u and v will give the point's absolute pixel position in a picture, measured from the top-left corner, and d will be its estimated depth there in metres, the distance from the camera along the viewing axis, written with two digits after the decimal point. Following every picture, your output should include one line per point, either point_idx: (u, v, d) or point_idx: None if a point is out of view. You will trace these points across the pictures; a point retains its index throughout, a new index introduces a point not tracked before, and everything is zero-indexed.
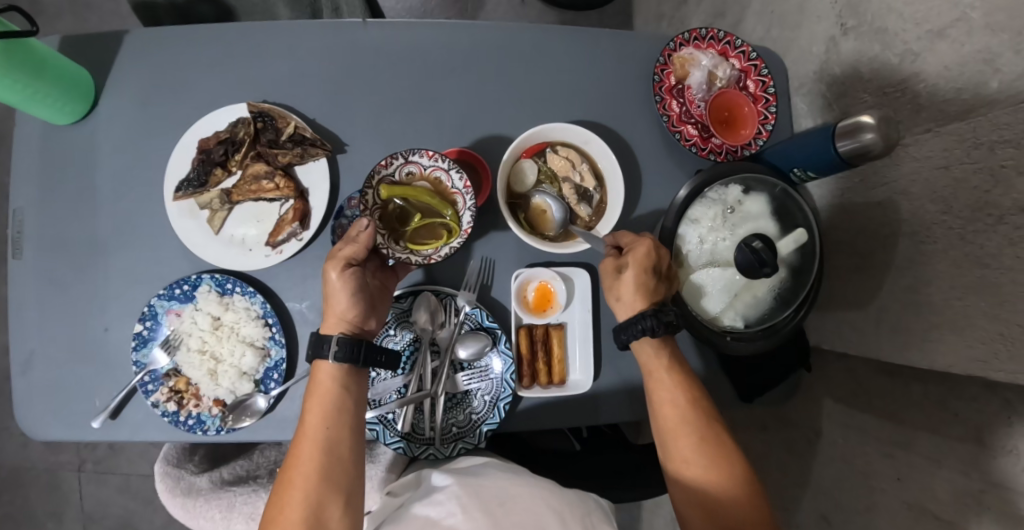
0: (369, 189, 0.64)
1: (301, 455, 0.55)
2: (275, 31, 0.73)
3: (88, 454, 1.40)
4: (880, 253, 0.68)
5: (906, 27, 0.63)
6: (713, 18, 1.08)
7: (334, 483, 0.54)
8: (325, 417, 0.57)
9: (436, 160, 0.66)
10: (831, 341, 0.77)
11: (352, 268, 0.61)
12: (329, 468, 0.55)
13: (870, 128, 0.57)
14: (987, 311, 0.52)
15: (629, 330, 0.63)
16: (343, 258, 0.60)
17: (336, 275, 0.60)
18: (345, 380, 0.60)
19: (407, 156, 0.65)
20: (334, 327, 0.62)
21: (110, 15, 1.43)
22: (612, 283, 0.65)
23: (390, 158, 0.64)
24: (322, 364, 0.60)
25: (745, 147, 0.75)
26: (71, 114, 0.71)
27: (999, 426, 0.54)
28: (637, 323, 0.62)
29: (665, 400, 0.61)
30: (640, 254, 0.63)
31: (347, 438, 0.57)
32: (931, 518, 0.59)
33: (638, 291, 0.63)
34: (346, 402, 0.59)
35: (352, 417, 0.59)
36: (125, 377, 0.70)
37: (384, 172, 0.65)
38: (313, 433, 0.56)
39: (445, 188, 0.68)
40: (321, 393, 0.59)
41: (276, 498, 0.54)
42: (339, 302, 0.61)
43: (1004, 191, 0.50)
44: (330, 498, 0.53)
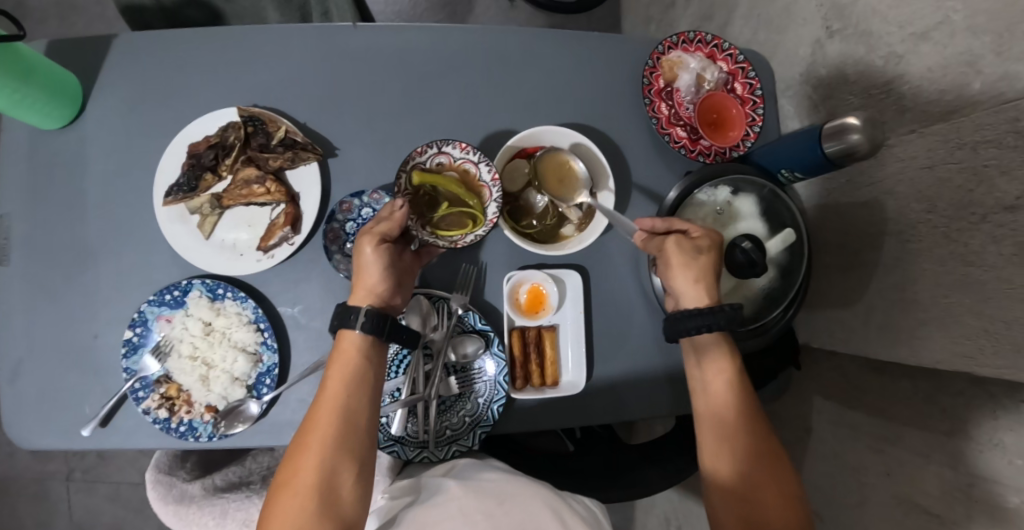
0: (402, 173, 0.65)
1: (320, 421, 0.55)
2: (265, 35, 0.73)
3: (77, 462, 1.38)
4: (867, 252, 0.69)
5: (890, 29, 0.64)
6: (700, 21, 1.09)
7: (350, 451, 0.55)
8: (348, 387, 0.57)
9: (468, 153, 0.67)
10: (820, 339, 0.78)
11: (387, 244, 0.61)
12: (346, 437, 0.55)
13: (855, 129, 0.57)
14: (972, 308, 0.53)
15: (710, 315, 0.60)
16: (378, 233, 0.61)
17: (371, 249, 0.60)
18: (369, 352, 0.60)
19: (440, 146, 0.66)
20: (362, 299, 0.61)
21: (97, 19, 1.43)
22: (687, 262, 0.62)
23: (426, 146, 0.65)
24: (347, 334, 0.59)
25: (734, 148, 0.76)
26: (59, 119, 0.71)
27: (985, 420, 0.55)
28: (724, 309, 0.60)
29: (721, 407, 0.61)
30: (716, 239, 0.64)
31: (366, 410, 0.57)
32: (920, 513, 0.60)
33: (710, 278, 0.63)
34: (368, 373, 0.59)
35: (373, 389, 0.59)
36: (115, 384, 0.69)
37: (417, 159, 0.66)
38: (332, 399, 0.56)
39: (472, 179, 0.68)
40: (345, 362, 0.58)
41: (290, 459, 0.54)
42: (370, 275, 0.60)
43: (987, 190, 0.51)
44: (344, 466, 0.54)
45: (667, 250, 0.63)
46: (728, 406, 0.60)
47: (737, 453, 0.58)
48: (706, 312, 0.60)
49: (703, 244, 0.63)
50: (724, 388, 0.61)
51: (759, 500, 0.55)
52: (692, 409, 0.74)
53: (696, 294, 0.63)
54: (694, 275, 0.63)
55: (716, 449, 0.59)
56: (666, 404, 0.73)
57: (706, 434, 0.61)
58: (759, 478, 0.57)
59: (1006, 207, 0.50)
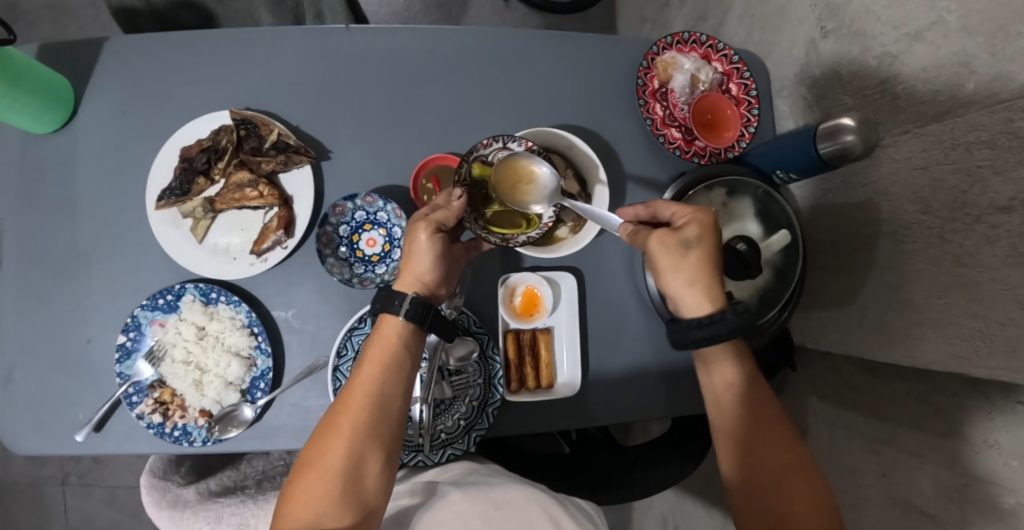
0: (465, 164, 0.64)
1: (353, 405, 0.55)
2: (258, 37, 0.73)
3: (72, 466, 1.38)
4: (861, 252, 0.69)
5: (884, 29, 0.64)
6: (695, 21, 1.09)
7: (378, 439, 0.54)
8: (383, 373, 0.56)
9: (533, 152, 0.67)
10: (815, 340, 0.78)
11: (440, 233, 0.61)
12: (376, 424, 0.54)
13: (850, 130, 0.57)
14: (966, 309, 0.53)
15: (704, 326, 0.56)
16: (434, 222, 0.60)
17: (425, 236, 0.60)
18: (408, 339, 0.59)
19: (506, 141, 0.66)
20: (408, 285, 0.60)
21: (90, 22, 1.42)
22: (673, 264, 0.59)
23: (492, 139, 0.64)
24: (389, 318, 0.59)
25: (729, 149, 0.76)
26: (51, 123, 0.70)
27: (980, 420, 0.55)
28: (717, 318, 0.56)
29: (729, 414, 0.58)
30: (704, 226, 0.58)
31: (398, 399, 0.57)
32: (916, 513, 0.60)
33: (707, 273, 0.58)
34: (403, 360, 0.58)
35: (407, 377, 0.58)
36: (109, 389, 0.69)
37: (482, 151, 0.66)
38: (367, 384, 0.56)
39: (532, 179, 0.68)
40: (382, 347, 0.58)
41: (318, 440, 0.54)
42: (421, 262, 0.60)
43: (982, 190, 0.51)
44: (371, 454, 0.53)
45: (652, 251, 0.60)
46: (735, 415, 0.58)
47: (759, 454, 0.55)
48: (704, 324, 0.56)
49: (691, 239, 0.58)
50: (727, 397, 0.59)
51: (782, 506, 0.51)
52: (687, 410, 0.73)
53: (693, 298, 0.58)
54: (687, 277, 0.58)
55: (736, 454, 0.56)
56: (662, 406, 0.73)
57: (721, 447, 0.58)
58: (778, 480, 0.52)
59: (1000, 207, 0.49)
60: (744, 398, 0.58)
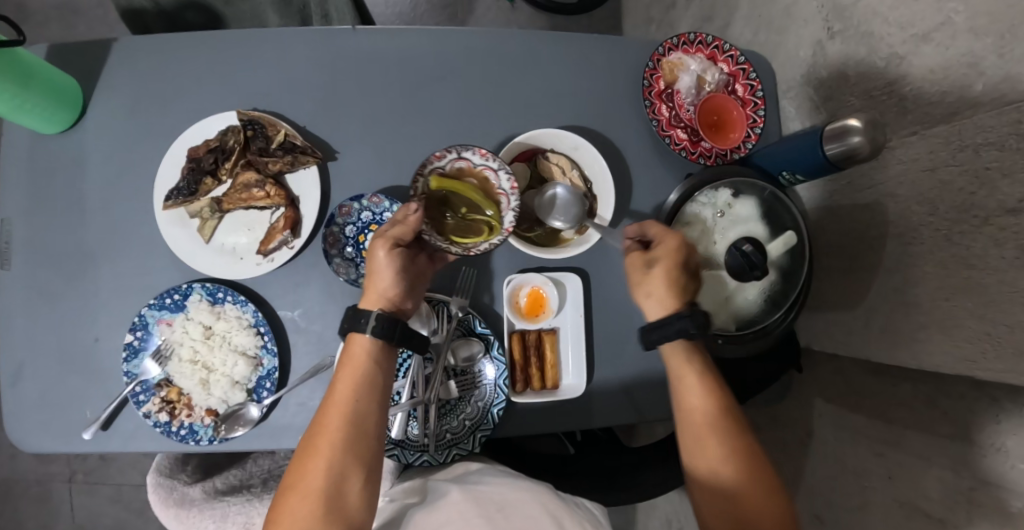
0: (420, 178, 0.64)
1: (328, 425, 0.55)
2: (265, 38, 0.73)
3: (79, 464, 1.39)
4: (868, 254, 0.69)
5: (891, 31, 0.64)
6: (701, 22, 1.09)
7: (357, 456, 0.54)
8: (356, 390, 0.57)
9: (487, 159, 0.65)
10: (821, 342, 0.78)
11: (400, 249, 0.61)
12: (354, 442, 0.54)
13: (856, 131, 0.57)
14: (974, 311, 0.53)
15: (661, 331, 0.62)
16: (391, 238, 0.60)
17: (383, 253, 0.60)
18: (377, 356, 0.59)
19: (460, 151, 0.64)
20: (373, 303, 0.61)
21: (97, 22, 1.43)
22: (641, 279, 0.65)
23: (445, 151, 0.63)
24: (356, 337, 0.59)
25: (735, 150, 0.76)
26: (59, 124, 0.71)
27: (987, 423, 0.55)
28: (672, 324, 0.61)
29: (700, 409, 0.59)
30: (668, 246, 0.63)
31: (373, 414, 0.57)
32: (922, 517, 0.60)
33: (670, 289, 0.63)
34: (377, 377, 0.58)
35: (381, 392, 0.58)
36: (116, 387, 0.70)
37: (436, 164, 0.65)
38: (341, 403, 0.56)
39: (492, 187, 0.66)
40: (354, 365, 0.58)
41: (297, 462, 0.54)
42: (382, 279, 0.60)
43: (989, 192, 0.51)
44: (352, 471, 0.53)
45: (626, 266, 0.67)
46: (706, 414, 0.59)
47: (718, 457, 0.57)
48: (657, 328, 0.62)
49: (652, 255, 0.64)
50: (699, 386, 0.60)
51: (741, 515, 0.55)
52: None
53: (654, 306, 0.64)
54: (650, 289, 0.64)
55: (696, 454, 0.58)
56: (667, 407, 0.73)
57: (686, 439, 0.60)
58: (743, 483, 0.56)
59: (1008, 209, 0.49)
60: (712, 393, 0.60)
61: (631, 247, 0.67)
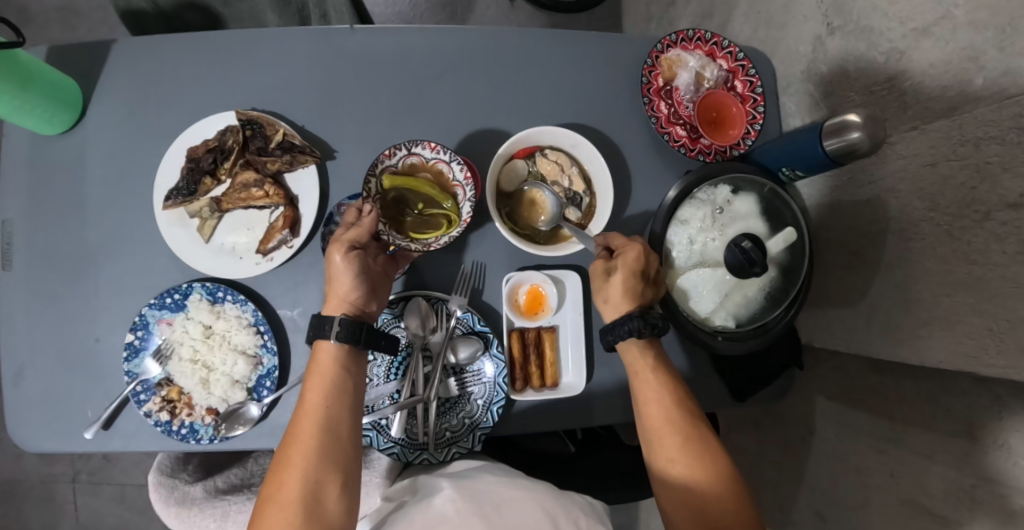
0: (372, 178, 0.65)
1: (301, 433, 0.55)
2: (264, 38, 0.73)
3: (83, 464, 1.40)
4: (869, 250, 0.68)
5: (891, 25, 0.64)
6: (700, 19, 1.08)
7: (332, 461, 0.54)
8: (327, 397, 0.57)
9: (438, 152, 0.66)
10: (822, 339, 0.77)
11: (356, 251, 0.62)
12: (328, 448, 0.55)
13: (856, 127, 0.57)
14: (976, 307, 0.53)
15: (615, 332, 0.63)
16: (347, 241, 0.61)
17: (339, 256, 0.61)
18: (345, 361, 0.60)
19: (410, 147, 0.66)
20: (336, 308, 0.62)
21: (98, 24, 1.43)
22: (600, 285, 0.66)
23: (393, 148, 0.64)
24: (323, 344, 0.60)
25: (734, 147, 0.76)
26: (60, 125, 0.71)
27: (990, 420, 0.55)
28: (623, 324, 0.62)
29: (652, 396, 0.60)
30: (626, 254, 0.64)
31: (346, 420, 0.58)
32: (924, 514, 0.60)
33: (622, 295, 0.64)
34: (347, 382, 0.59)
35: (351, 397, 0.59)
36: (118, 387, 0.70)
37: (387, 162, 0.65)
38: (313, 411, 0.56)
39: (446, 180, 0.68)
40: (322, 373, 0.59)
41: (273, 474, 0.54)
42: (341, 284, 0.61)
43: (990, 187, 0.51)
44: (328, 477, 0.53)
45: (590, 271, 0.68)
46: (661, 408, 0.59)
47: (676, 451, 0.57)
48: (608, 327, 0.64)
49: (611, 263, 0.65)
50: (649, 374, 0.61)
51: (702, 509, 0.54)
52: None
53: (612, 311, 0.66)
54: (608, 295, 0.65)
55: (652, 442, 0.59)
56: None
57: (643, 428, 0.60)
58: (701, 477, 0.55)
59: (1009, 204, 0.49)
60: (663, 381, 0.61)
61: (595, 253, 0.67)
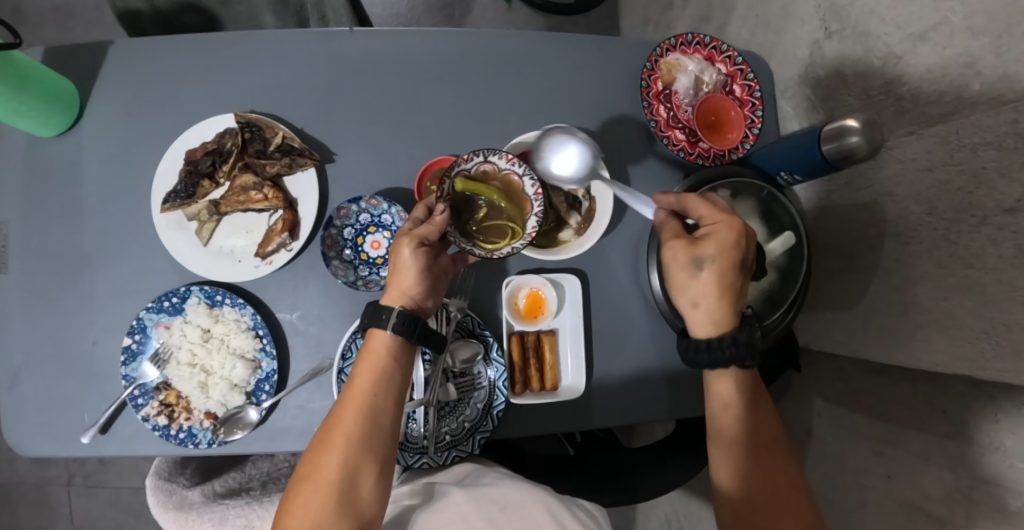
0: (447, 179, 0.63)
1: (345, 418, 0.55)
2: (263, 40, 0.73)
3: (77, 467, 1.39)
4: (866, 254, 0.69)
5: (888, 30, 0.64)
6: (698, 22, 1.09)
7: (373, 450, 0.54)
8: (375, 386, 0.57)
9: (513, 164, 0.65)
10: (820, 341, 0.77)
11: (424, 248, 0.60)
12: (370, 437, 0.54)
13: (854, 131, 0.57)
14: (973, 310, 0.53)
15: (711, 354, 0.57)
16: (417, 237, 0.60)
17: (408, 251, 0.59)
18: (397, 352, 0.59)
19: (487, 155, 0.65)
20: (395, 300, 0.60)
21: (94, 24, 1.42)
22: (685, 280, 0.58)
23: (472, 154, 0.63)
24: (377, 332, 0.58)
25: (733, 150, 0.76)
26: (56, 127, 0.71)
27: (986, 422, 0.55)
28: (722, 347, 0.56)
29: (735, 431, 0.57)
30: (723, 246, 0.56)
31: (390, 410, 0.57)
32: (922, 516, 0.60)
33: (722, 295, 0.57)
34: (395, 373, 0.58)
35: (398, 389, 0.58)
36: (114, 391, 0.69)
37: (464, 165, 0.64)
38: (359, 397, 0.56)
39: (517, 190, 0.67)
40: (373, 360, 0.58)
41: (313, 454, 0.54)
42: (406, 276, 0.60)
43: (987, 192, 0.51)
44: (366, 466, 0.53)
45: (666, 261, 0.59)
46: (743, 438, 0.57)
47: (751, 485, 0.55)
48: (710, 349, 0.57)
49: (704, 256, 0.56)
50: (735, 412, 0.58)
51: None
52: (692, 412, 0.73)
53: (700, 316, 0.59)
54: (694, 297, 0.58)
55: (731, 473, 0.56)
56: (666, 408, 0.73)
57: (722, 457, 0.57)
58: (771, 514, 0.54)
59: (1005, 209, 0.49)
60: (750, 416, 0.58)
61: (676, 236, 0.59)
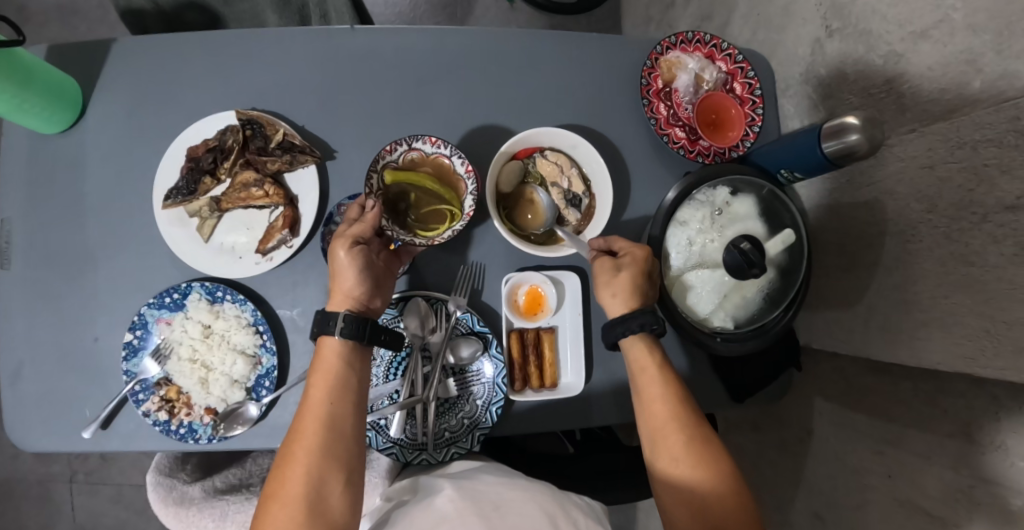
0: (374, 174, 0.65)
1: (303, 430, 0.55)
2: (265, 38, 0.73)
3: (80, 464, 1.39)
4: (867, 252, 0.69)
5: (889, 28, 0.64)
6: (700, 22, 1.09)
7: (336, 459, 0.54)
8: (331, 394, 0.57)
9: (439, 147, 0.67)
10: (820, 340, 0.77)
11: (360, 246, 0.61)
12: (331, 445, 0.54)
13: (855, 129, 0.57)
14: (974, 308, 0.53)
15: (624, 325, 0.63)
16: (351, 237, 0.61)
17: (344, 252, 0.60)
18: (349, 358, 0.60)
19: (410, 142, 0.66)
20: (341, 304, 0.61)
21: (98, 23, 1.43)
22: (607, 281, 0.65)
23: (394, 144, 0.64)
24: (327, 340, 0.60)
25: (733, 149, 0.76)
26: (59, 124, 0.71)
27: (988, 421, 0.55)
28: (634, 319, 0.63)
29: (654, 405, 0.61)
30: (636, 258, 0.64)
31: (350, 417, 0.57)
32: (923, 515, 0.60)
33: (635, 293, 0.64)
34: (350, 379, 0.59)
35: (355, 396, 0.59)
36: (116, 387, 0.70)
37: (388, 158, 0.65)
38: (316, 408, 0.56)
39: (448, 173, 0.68)
40: (326, 370, 0.59)
41: (277, 472, 0.54)
42: (346, 278, 0.61)
43: (988, 189, 0.51)
44: (332, 474, 0.53)
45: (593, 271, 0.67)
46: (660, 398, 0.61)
47: (676, 449, 0.58)
48: (623, 322, 0.63)
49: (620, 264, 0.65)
50: (649, 371, 0.62)
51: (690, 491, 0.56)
52: None
53: (617, 308, 0.65)
54: (613, 292, 0.65)
55: (655, 447, 0.59)
56: None
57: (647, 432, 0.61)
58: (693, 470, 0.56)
59: (1006, 206, 0.49)
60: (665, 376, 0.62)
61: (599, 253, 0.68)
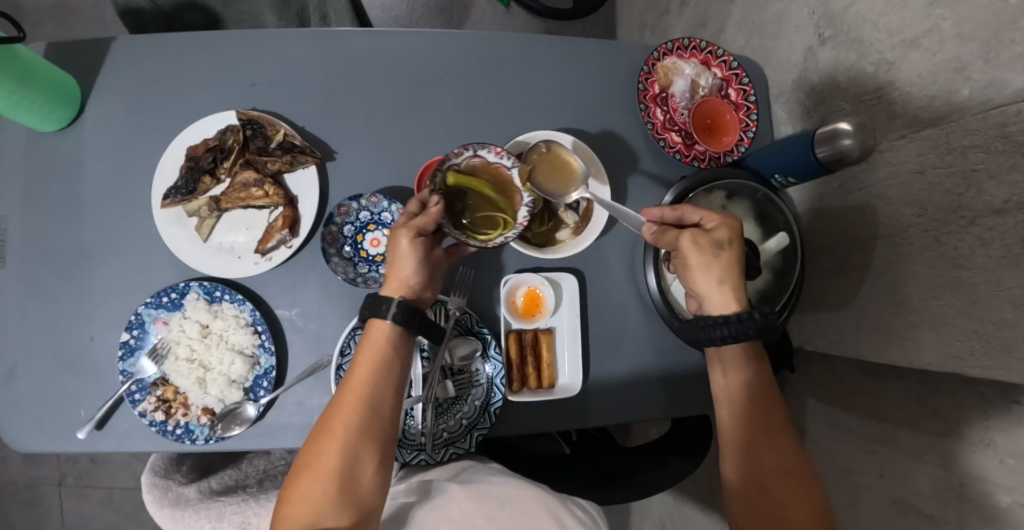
0: (438, 173, 0.64)
1: (344, 408, 0.55)
2: (266, 39, 0.74)
3: (69, 467, 1.38)
4: (859, 255, 0.70)
5: (880, 37, 0.66)
6: (694, 28, 1.10)
7: (372, 440, 0.55)
8: (375, 376, 0.57)
9: (502, 157, 0.66)
10: (813, 342, 0.79)
11: (421, 238, 0.62)
12: (369, 426, 0.55)
13: (847, 134, 0.58)
14: (963, 309, 0.54)
15: (738, 323, 0.59)
16: (414, 228, 0.61)
17: (406, 242, 0.61)
18: (397, 342, 0.60)
19: (476, 149, 0.65)
20: (395, 290, 0.62)
21: (92, 22, 1.43)
22: (710, 261, 0.61)
23: (462, 148, 0.63)
24: (378, 323, 0.60)
25: (728, 153, 0.78)
26: (56, 122, 0.71)
27: (976, 420, 0.56)
28: (748, 316, 0.59)
29: (735, 418, 0.61)
30: (732, 230, 0.62)
31: (389, 400, 0.58)
32: (914, 513, 0.61)
33: (734, 278, 0.61)
34: (394, 364, 0.59)
35: (397, 381, 0.59)
36: (111, 387, 0.69)
37: (454, 160, 0.65)
38: (358, 387, 0.57)
39: (507, 182, 0.68)
40: (372, 351, 0.59)
41: (313, 444, 0.55)
42: (404, 266, 0.61)
43: (976, 193, 0.52)
44: (366, 455, 0.54)
45: (686, 250, 0.61)
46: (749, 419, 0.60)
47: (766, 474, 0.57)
48: (733, 320, 0.59)
49: (717, 242, 0.61)
50: (745, 392, 0.61)
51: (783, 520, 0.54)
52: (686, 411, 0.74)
53: (719, 298, 0.61)
54: (716, 276, 0.61)
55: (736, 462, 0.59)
56: (663, 408, 0.74)
57: (729, 448, 0.61)
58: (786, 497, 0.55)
59: (994, 210, 0.51)
60: (759, 401, 0.60)
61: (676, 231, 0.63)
